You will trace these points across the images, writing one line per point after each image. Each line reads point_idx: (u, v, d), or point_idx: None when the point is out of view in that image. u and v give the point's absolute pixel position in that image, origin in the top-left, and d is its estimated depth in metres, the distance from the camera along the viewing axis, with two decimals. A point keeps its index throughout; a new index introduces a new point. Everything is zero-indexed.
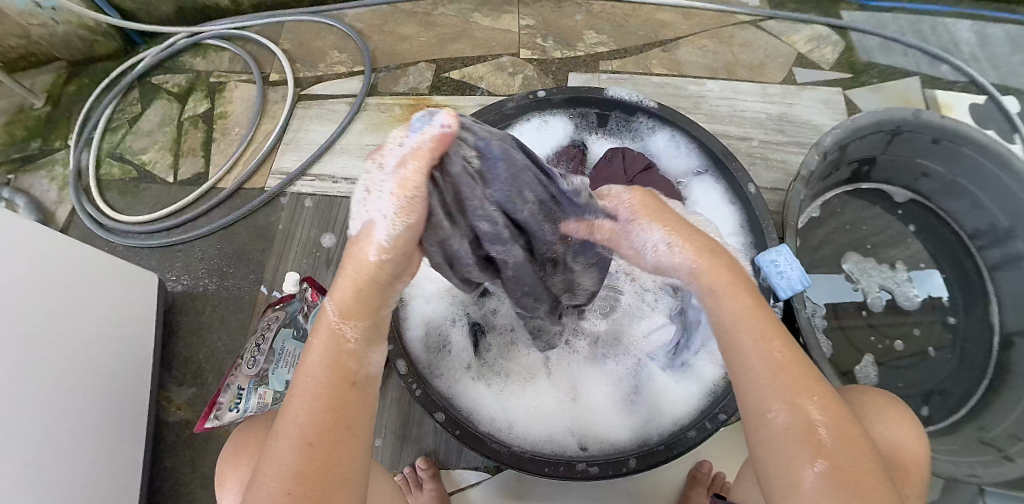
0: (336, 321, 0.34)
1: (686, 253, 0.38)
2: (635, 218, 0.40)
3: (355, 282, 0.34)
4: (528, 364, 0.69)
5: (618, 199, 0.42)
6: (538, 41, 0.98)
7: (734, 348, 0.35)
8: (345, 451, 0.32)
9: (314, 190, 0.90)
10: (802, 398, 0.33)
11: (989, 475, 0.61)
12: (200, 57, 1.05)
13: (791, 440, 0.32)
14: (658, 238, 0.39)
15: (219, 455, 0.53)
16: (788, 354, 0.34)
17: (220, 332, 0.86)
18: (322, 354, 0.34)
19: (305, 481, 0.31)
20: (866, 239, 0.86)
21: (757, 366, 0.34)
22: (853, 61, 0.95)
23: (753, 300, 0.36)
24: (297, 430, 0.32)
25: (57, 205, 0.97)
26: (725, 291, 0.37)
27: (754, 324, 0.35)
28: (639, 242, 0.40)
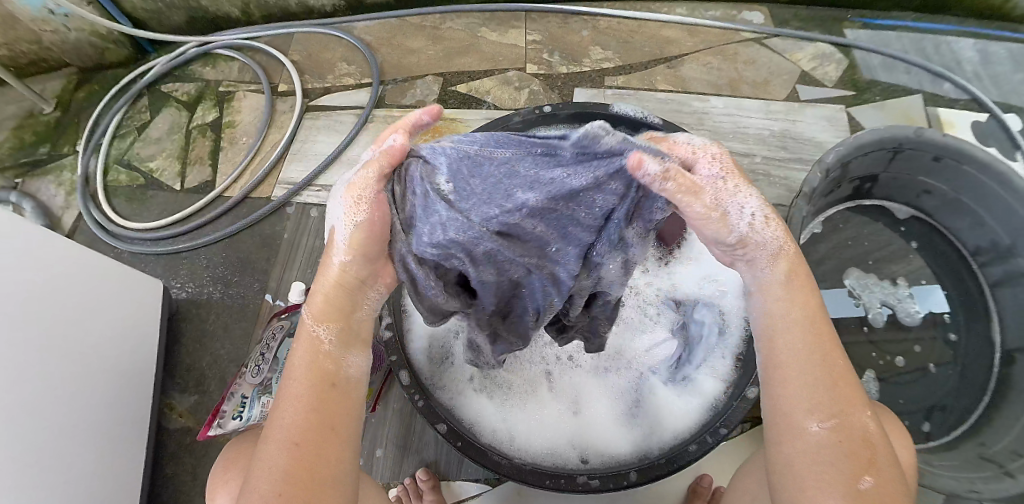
0: (312, 326, 0.38)
1: (776, 227, 0.38)
2: (727, 174, 0.37)
3: (326, 290, 0.38)
4: (530, 377, 0.69)
5: (701, 150, 0.38)
6: (545, 56, 0.99)
7: (790, 355, 0.36)
8: (329, 448, 0.35)
9: (319, 200, 0.91)
10: (851, 413, 0.34)
11: (990, 490, 0.61)
12: (209, 66, 1.07)
13: (837, 452, 0.33)
14: (754, 203, 0.37)
15: (213, 468, 0.53)
16: (840, 370, 0.35)
17: (223, 340, 0.86)
18: (303, 359, 0.37)
19: (293, 480, 0.33)
20: (867, 255, 0.86)
21: (811, 378, 0.35)
22: (856, 78, 0.95)
23: (819, 313, 0.38)
24: (284, 431, 0.34)
25: (63, 210, 0.97)
26: (796, 289, 0.38)
27: (813, 336, 0.36)
28: (731, 202, 0.37)
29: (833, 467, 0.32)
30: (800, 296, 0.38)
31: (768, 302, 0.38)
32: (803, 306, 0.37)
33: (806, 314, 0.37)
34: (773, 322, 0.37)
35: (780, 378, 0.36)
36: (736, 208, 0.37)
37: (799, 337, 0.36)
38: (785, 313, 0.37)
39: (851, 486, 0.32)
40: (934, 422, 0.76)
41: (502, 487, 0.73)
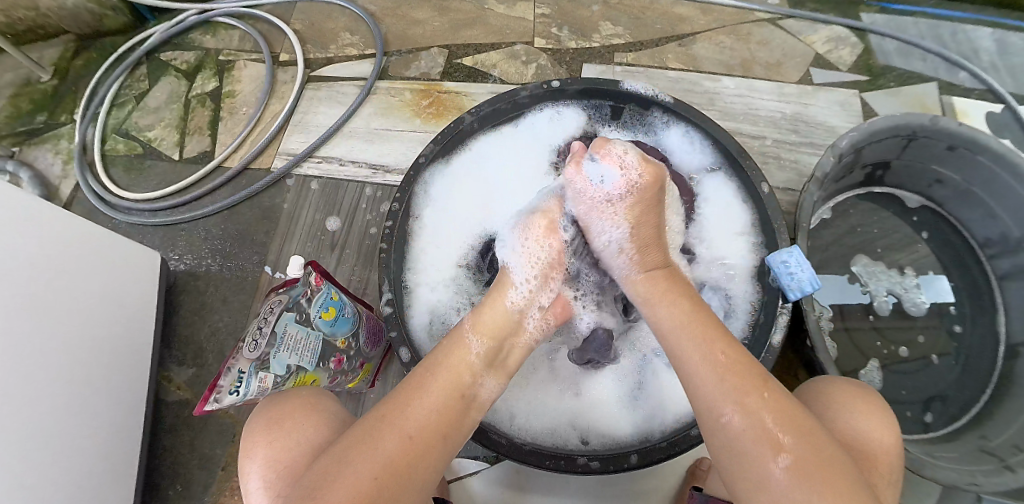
0: (470, 339, 0.45)
1: (630, 261, 0.54)
2: (624, 197, 0.54)
3: (493, 315, 0.49)
4: (532, 357, 0.68)
5: (628, 169, 0.54)
6: (553, 30, 0.97)
7: (684, 357, 0.43)
8: (434, 453, 0.39)
9: (320, 172, 0.90)
10: (748, 396, 0.38)
11: (989, 483, 0.60)
12: (209, 34, 1.04)
13: (749, 440, 0.36)
14: (619, 236, 0.55)
15: (247, 423, 0.51)
16: (728, 357, 0.41)
17: (222, 312, 0.85)
18: (449, 364, 0.43)
19: (395, 467, 0.36)
20: (876, 242, 0.84)
21: (703, 369, 0.40)
22: (871, 63, 0.93)
23: (692, 307, 0.47)
24: (411, 420, 0.39)
25: (60, 180, 0.96)
26: (661, 301, 0.49)
27: (694, 333, 0.44)
28: (603, 224, 0.56)
29: (755, 459, 0.35)
30: (666, 308, 0.48)
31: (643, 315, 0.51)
32: (672, 315, 0.47)
33: (677, 320, 0.46)
34: (662, 325, 0.47)
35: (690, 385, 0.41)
36: (604, 232, 0.56)
37: (685, 339, 0.44)
38: (670, 318, 0.47)
39: (769, 468, 0.34)
40: (935, 413, 0.75)
41: (502, 465, 0.73)
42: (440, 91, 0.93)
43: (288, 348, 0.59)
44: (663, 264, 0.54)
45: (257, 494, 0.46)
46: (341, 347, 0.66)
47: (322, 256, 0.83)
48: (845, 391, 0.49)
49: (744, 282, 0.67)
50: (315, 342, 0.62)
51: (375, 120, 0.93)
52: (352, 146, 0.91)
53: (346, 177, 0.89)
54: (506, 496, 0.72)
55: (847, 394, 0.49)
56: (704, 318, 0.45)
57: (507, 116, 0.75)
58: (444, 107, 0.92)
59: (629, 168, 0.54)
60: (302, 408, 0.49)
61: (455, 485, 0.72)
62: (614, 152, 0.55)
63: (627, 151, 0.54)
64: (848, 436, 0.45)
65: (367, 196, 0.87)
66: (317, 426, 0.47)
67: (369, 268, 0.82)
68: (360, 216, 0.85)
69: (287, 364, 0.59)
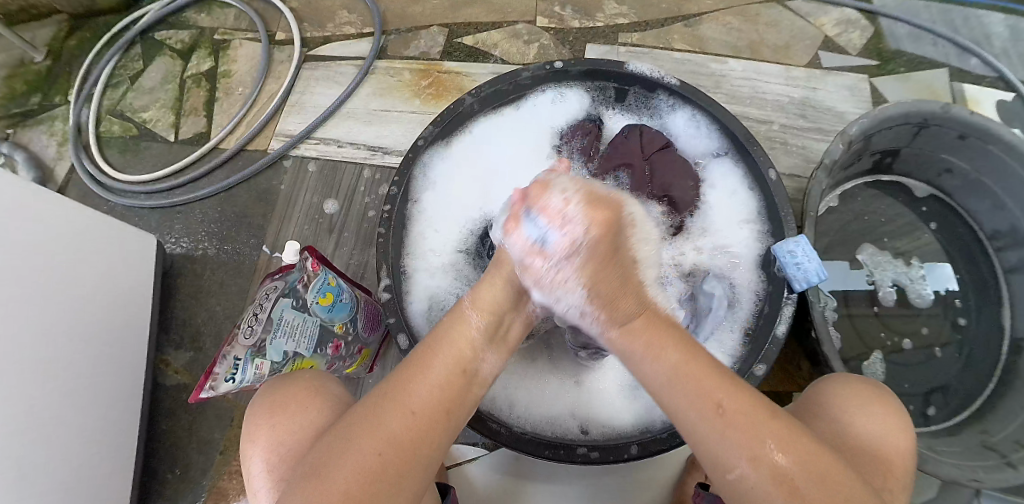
0: (472, 314, 0.42)
1: (595, 319, 0.43)
2: (568, 258, 0.40)
3: (494, 282, 0.44)
4: (531, 346, 0.67)
5: (569, 223, 0.40)
6: (556, 9, 0.95)
7: (679, 410, 0.37)
8: (436, 432, 0.37)
9: (317, 154, 0.88)
10: (755, 439, 0.35)
11: (990, 479, 0.59)
12: (204, 13, 1.02)
13: (763, 494, 0.34)
14: (576, 296, 0.42)
15: (248, 409, 0.50)
16: (732, 403, 0.36)
17: (219, 296, 0.84)
18: (453, 338, 0.41)
19: (396, 447, 0.35)
20: (881, 230, 0.83)
21: (706, 424, 0.36)
22: (881, 47, 0.91)
23: (680, 354, 0.39)
24: (412, 399, 0.37)
25: (55, 162, 0.95)
26: (648, 352, 0.40)
27: (686, 381, 0.38)
28: (551, 287, 0.42)
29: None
30: (653, 361, 0.40)
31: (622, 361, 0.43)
32: (663, 368, 0.39)
33: (670, 371, 0.38)
34: (651, 379, 0.40)
35: (687, 431, 0.37)
36: (557, 293, 0.43)
37: (679, 389, 0.37)
38: (659, 373, 0.39)
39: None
40: (937, 406, 0.74)
41: (501, 452, 0.73)
42: (440, 71, 0.92)
43: (285, 334, 0.59)
44: (637, 315, 0.42)
45: (260, 477, 0.46)
46: (339, 332, 0.66)
47: (320, 240, 0.82)
48: (853, 396, 0.48)
49: (749, 271, 0.66)
50: (312, 328, 0.62)
51: (374, 100, 0.91)
52: (350, 128, 0.89)
53: (344, 158, 0.87)
54: (504, 483, 0.71)
55: (859, 403, 0.47)
56: (696, 358, 0.39)
57: (508, 98, 0.74)
58: (444, 88, 0.90)
59: (567, 222, 0.40)
60: (305, 392, 0.48)
61: (454, 470, 0.72)
62: (552, 203, 0.41)
63: (555, 203, 0.41)
64: (862, 443, 0.44)
65: (365, 178, 0.85)
66: (322, 408, 0.46)
67: (367, 251, 0.81)
68: (358, 199, 0.84)
69: (284, 350, 0.59)
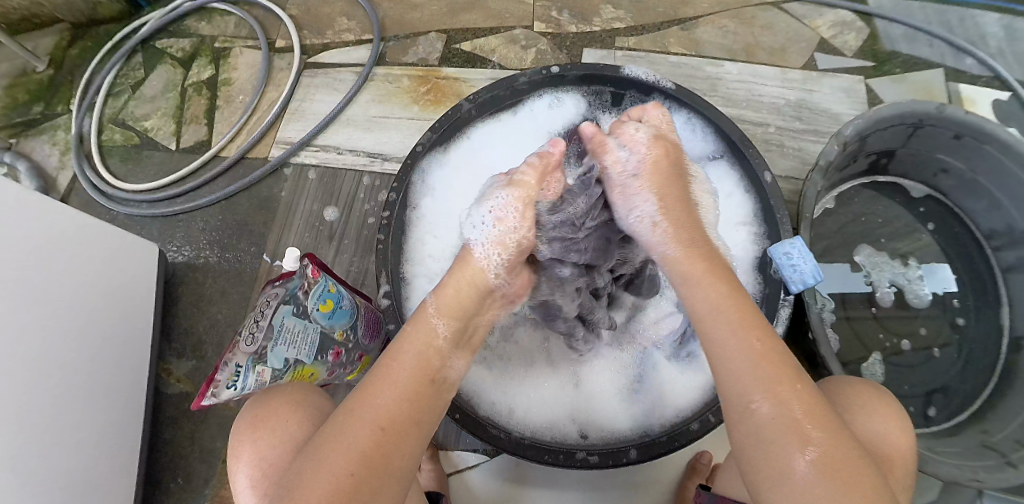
0: (434, 323, 0.43)
1: (663, 235, 0.47)
2: (639, 172, 0.50)
3: (457, 288, 0.45)
4: (531, 350, 0.67)
5: (639, 143, 0.51)
6: (553, 14, 0.95)
7: (719, 344, 0.40)
8: (407, 441, 0.38)
9: (318, 161, 0.89)
10: (782, 386, 0.36)
11: (991, 479, 0.59)
12: (205, 21, 1.03)
13: (777, 429, 0.35)
14: (649, 207, 0.48)
15: (235, 423, 0.50)
16: (765, 345, 0.39)
17: (220, 304, 0.85)
18: (416, 349, 0.41)
19: (368, 460, 0.35)
20: (879, 231, 0.83)
21: (738, 356, 0.38)
22: (876, 49, 0.92)
23: (731, 289, 0.43)
24: (377, 412, 0.37)
25: (58, 171, 0.95)
26: (699, 282, 0.43)
27: (730, 313, 0.41)
28: (630, 199, 0.49)
29: (779, 444, 0.34)
30: (703, 290, 0.43)
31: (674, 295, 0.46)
32: (707, 296, 0.42)
33: (711, 303, 0.42)
34: (698, 306, 0.42)
35: (718, 372, 0.39)
36: (632, 204, 0.49)
37: (719, 326, 0.40)
38: (707, 300, 0.42)
39: (796, 458, 0.33)
40: (937, 407, 0.75)
41: (502, 457, 0.73)
42: (439, 77, 0.92)
43: (286, 342, 0.59)
44: (699, 239, 0.47)
45: (246, 492, 0.46)
46: (339, 339, 0.66)
47: (320, 247, 0.83)
48: (859, 392, 0.48)
49: (747, 274, 0.66)
50: (313, 335, 0.62)
51: (373, 107, 0.91)
52: (350, 134, 0.90)
53: (344, 165, 0.88)
54: (506, 488, 0.71)
55: (873, 404, 0.47)
56: (741, 301, 0.42)
57: (506, 103, 0.74)
58: (442, 93, 0.91)
59: (639, 144, 0.51)
60: (286, 406, 0.48)
61: (454, 478, 0.72)
62: (627, 131, 0.52)
63: (632, 131, 0.52)
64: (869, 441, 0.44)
65: (365, 185, 0.86)
66: (301, 424, 0.47)
67: (367, 258, 0.82)
68: (358, 206, 0.85)
69: (285, 358, 0.59)
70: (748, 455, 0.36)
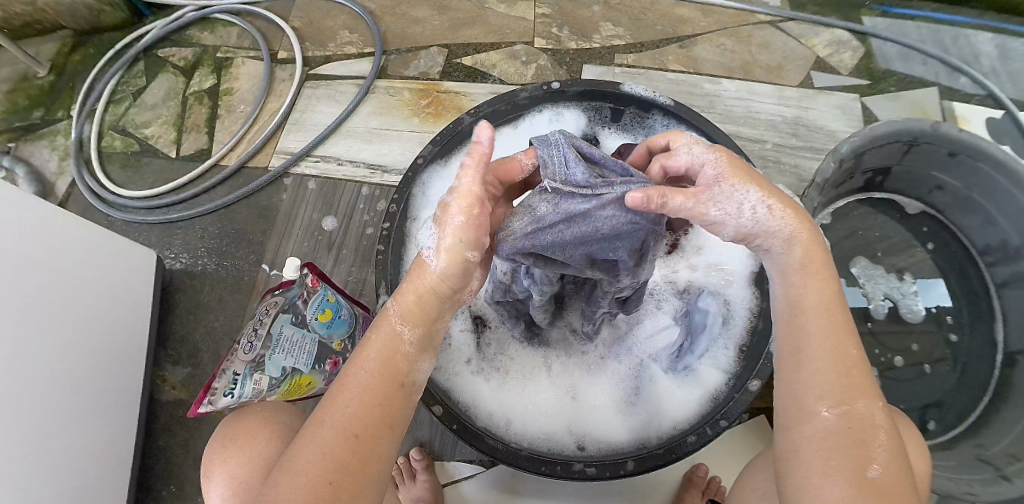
0: (396, 322, 0.38)
1: (784, 217, 0.40)
2: (725, 173, 0.40)
3: (418, 292, 0.39)
4: (527, 363, 0.67)
5: (703, 157, 0.42)
6: (553, 30, 0.97)
7: (809, 337, 0.36)
8: (380, 445, 0.35)
9: (317, 171, 0.89)
10: (862, 403, 0.34)
11: (986, 493, 0.61)
12: (207, 31, 1.04)
13: (847, 440, 0.32)
14: (755, 197, 0.40)
15: (207, 446, 0.51)
16: (856, 356, 0.35)
17: (218, 312, 0.84)
18: (379, 351, 0.38)
19: (343, 468, 0.33)
20: (874, 246, 0.84)
21: (827, 363, 0.35)
22: (871, 68, 0.93)
23: (837, 296, 0.38)
24: (344, 420, 0.34)
25: (56, 176, 0.95)
26: (813, 273, 0.39)
27: (832, 319, 0.37)
28: (732, 200, 0.40)
29: (836, 451, 0.32)
30: (816, 283, 0.38)
31: (784, 285, 0.40)
32: (820, 290, 0.38)
33: (822, 299, 0.38)
34: (807, 299, 0.38)
35: (794, 366, 0.36)
36: (735, 203, 0.40)
37: (820, 321, 0.37)
38: (814, 299, 0.38)
39: (860, 473, 0.31)
40: (935, 420, 0.75)
41: (497, 469, 0.73)
42: (439, 91, 0.93)
43: (283, 350, 0.59)
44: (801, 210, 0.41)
45: None
46: (337, 349, 0.65)
47: (319, 256, 0.83)
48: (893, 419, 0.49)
49: (742, 289, 0.66)
50: (310, 345, 0.62)
51: (373, 119, 0.92)
52: (350, 145, 0.90)
53: (344, 176, 0.88)
54: (501, 499, 0.71)
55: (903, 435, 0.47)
56: (843, 307, 0.38)
57: (507, 117, 0.75)
58: (442, 107, 0.92)
59: (706, 153, 0.42)
60: (257, 423, 0.48)
61: (449, 489, 0.72)
62: (679, 154, 0.44)
63: (689, 148, 0.44)
64: None
65: (364, 195, 0.86)
66: (269, 439, 0.47)
67: (365, 268, 0.82)
68: (357, 216, 0.85)
69: (282, 366, 0.58)
70: (790, 449, 0.34)
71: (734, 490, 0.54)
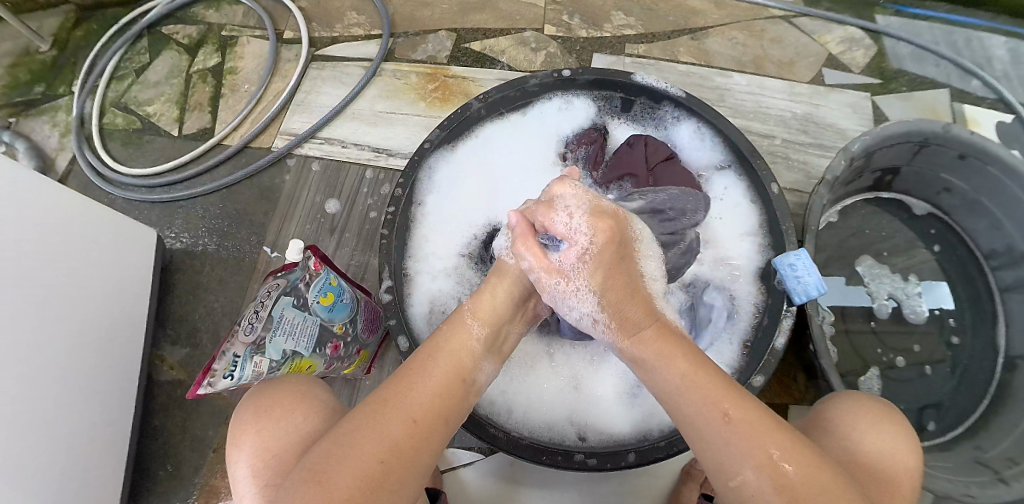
0: (470, 321, 0.43)
1: (605, 331, 0.45)
2: (576, 271, 0.45)
3: (493, 296, 0.46)
4: (530, 352, 0.66)
5: (574, 235, 0.44)
6: (564, 17, 0.95)
7: (689, 413, 0.37)
8: (435, 436, 0.36)
9: (321, 153, 0.88)
10: (767, 453, 0.34)
11: (983, 495, 0.60)
12: (212, 9, 1.02)
13: (765, 501, 0.32)
14: (583, 305, 0.46)
15: (235, 412, 0.49)
16: (739, 409, 0.36)
17: (218, 293, 0.84)
18: (453, 343, 0.41)
19: (399, 451, 0.34)
20: (881, 246, 0.84)
21: (715, 430, 0.35)
22: (883, 66, 0.92)
23: (690, 365, 0.39)
24: (409, 403, 0.36)
25: (57, 152, 0.94)
26: (659, 356, 0.40)
27: (700, 384, 0.37)
28: (569, 297, 0.46)
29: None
30: (668, 362, 0.40)
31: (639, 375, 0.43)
32: (675, 370, 0.39)
33: (680, 374, 0.38)
34: (661, 386, 0.39)
35: (694, 441, 0.37)
36: (571, 302, 0.46)
37: (685, 397, 0.37)
38: (669, 380, 0.39)
39: None
40: (934, 421, 0.75)
41: (495, 458, 0.73)
42: (446, 76, 0.92)
43: (285, 332, 0.58)
44: (644, 309, 0.44)
45: (245, 483, 0.44)
46: (338, 332, 0.64)
47: (321, 239, 0.82)
48: (869, 413, 0.46)
49: (748, 283, 0.65)
50: (312, 327, 0.61)
51: (379, 102, 0.91)
52: (355, 128, 0.90)
53: (348, 159, 0.87)
54: (498, 487, 0.71)
55: (879, 429, 0.44)
56: (706, 370, 0.39)
57: (515, 103, 0.74)
58: (449, 92, 0.91)
59: (577, 237, 0.44)
60: (291, 396, 0.48)
61: (448, 475, 0.72)
62: (558, 220, 0.45)
63: (568, 217, 0.45)
64: (864, 460, 0.42)
65: (368, 179, 0.85)
66: (307, 414, 0.46)
67: (367, 253, 0.81)
68: (360, 199, 0.84)
69: (283, 349, 0.58)
70: None
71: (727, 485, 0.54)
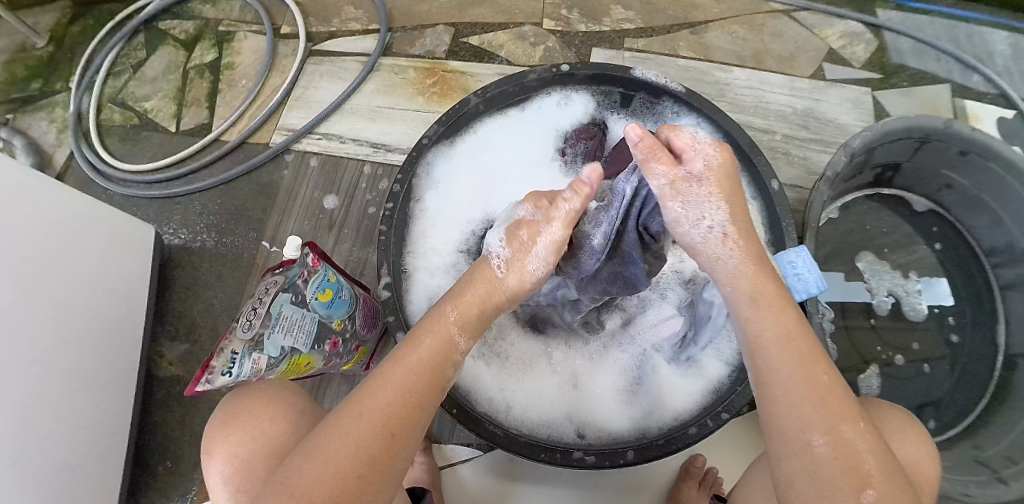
0: (453, 327, 0.41)
1: (733, 250, 0.41)
2: (708, 179, 0.41)
3: (475, 303, 0.42)
4: (528, 351, 0.66)
5: (702, 149, 0.42)
6: (563, 11, 0.95)
7: (777, 370, 0.37)
8: (410, 444, 0.37)
9: (320, 149, 0.88)
10: (846, 427, 0.34)
11: (982, 494, 0.60)
12: (209, 3, 1.02)
13: (836, 470, 0.33)
14: (719, 216, 0.41)
15: (207, 424, 0.51)
16: (829, 381, 0.36)
17: (217, 289, 0.84)
18: (433, 349, 0.39)
19: (374, 466, 0.34)
20: (881, 242, 0.83)
21: (800, 397, 0.35)
22: (884, 61, 0.92)
23: (794, 318, 0.39)
24: (382, 414, 0.36)
25: (55, 148, 0.94)
26: (768, 304, 0.39)
27: (796, 345, 0.37)
28: (698, 208, 0.41)
29: (836, 483, 0.33)
30: (773, 316, 0.39)
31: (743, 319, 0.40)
32: (777, 322, 0.38)
33: (780, 330, 0.38)
34: (754, 333, 0.39)
35: (771, 396, 0.37)
36: (699, 213, 0.41)
37: (778, 357, 0.37)
38: (765, 328, 0.39)
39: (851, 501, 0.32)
40: (933, 418, 0.74)
41: (494, 454, 0.72)
42: (445, 71, 0.91)
43: (283, 329, 0.56)
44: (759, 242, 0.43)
45: (219, 489, 0.46)
46: (337, 329, 0.64)
47: (320, 236, 0.82)
48: (895, 418, 0.47)
49: None
50: (311, 324, 0.60)
51: (377, 98, 0.91)
52: (353, 124, 0.89)
53: (346, 155, 0.87)
54: (496, 485, 0.71)
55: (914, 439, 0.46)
56: (805, 332, 0.39)
57: (514, 99, 0.74)
58: (448, 87, 0.90)
59: (707, 147, 0.42)
60: (263, 401, 0.49)
61: (445, 472, 0.71)
62: (683, 134, 0.43)
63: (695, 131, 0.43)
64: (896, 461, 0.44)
65: (366, 174, 0.85)
66: (273, 419, 0.47)
67: (366, 249, 0.81)
68: (359, 195, 0.84)
69: (282, 345, 0.56)
70: (792, 485, 0.35)
71: (741, 482, 0.54)
